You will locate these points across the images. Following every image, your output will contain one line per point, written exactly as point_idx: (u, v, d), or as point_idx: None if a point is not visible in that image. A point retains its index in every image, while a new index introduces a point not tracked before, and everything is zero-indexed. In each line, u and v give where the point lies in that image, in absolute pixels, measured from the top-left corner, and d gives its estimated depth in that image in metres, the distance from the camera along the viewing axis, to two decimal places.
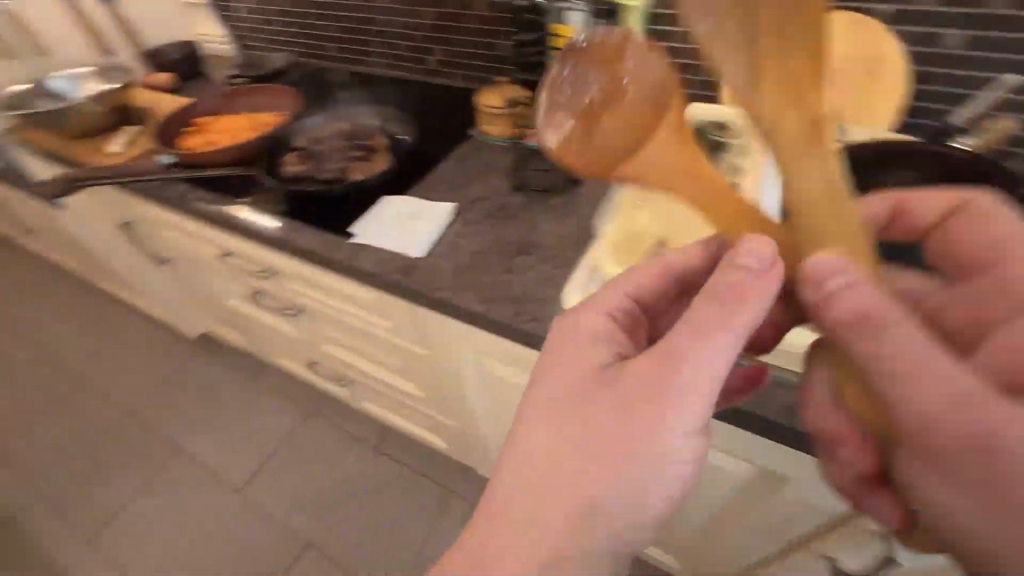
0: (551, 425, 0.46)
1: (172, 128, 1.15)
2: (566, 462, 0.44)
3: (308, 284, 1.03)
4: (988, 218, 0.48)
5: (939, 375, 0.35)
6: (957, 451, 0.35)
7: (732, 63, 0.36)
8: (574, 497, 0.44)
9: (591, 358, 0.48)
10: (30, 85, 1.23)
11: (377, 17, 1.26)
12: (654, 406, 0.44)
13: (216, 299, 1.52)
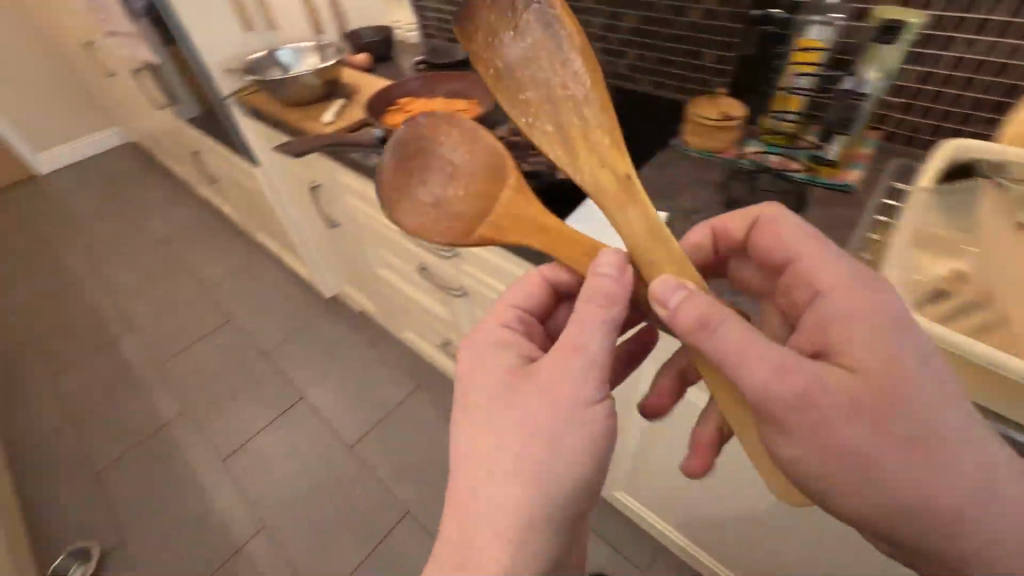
0: (477, 433, 0.54)
1: (380, 106, 1.24)
2: (506, 441, 0.53)
3: (487, 269, 1.06)
4: (775, 224, 0.61)
5: (759, 363, 0.46)
6: (801, 421, 0.46)
7: (552, 148, 0.60)
8: (524, 466, 0.52)
9: (503, 358, 0.59)
10: (265, 54, 1.40)
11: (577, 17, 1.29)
12: (566, 398, 0.53)
13: (368, 266, 1.63)
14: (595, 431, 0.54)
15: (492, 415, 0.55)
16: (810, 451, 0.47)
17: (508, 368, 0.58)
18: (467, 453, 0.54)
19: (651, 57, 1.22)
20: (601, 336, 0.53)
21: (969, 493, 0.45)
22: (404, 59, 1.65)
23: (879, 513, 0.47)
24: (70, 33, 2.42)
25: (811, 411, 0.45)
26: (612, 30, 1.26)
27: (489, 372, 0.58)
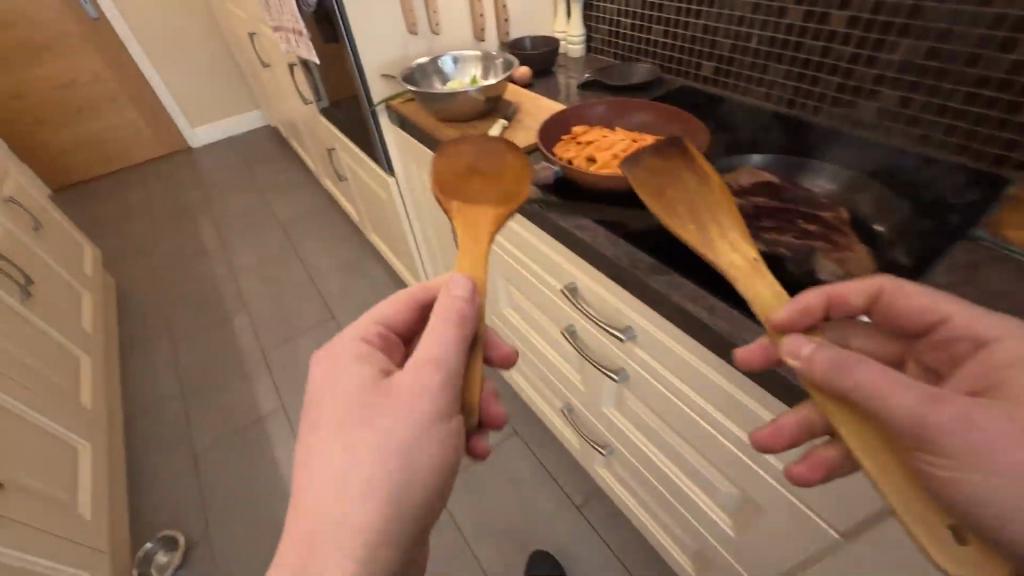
0: (322, 453, 0.54)
1: (552, 134, 1.05)
2: (350, 453, 0.54)
3: (667, 361, 0.83)
4: (909, 292, 0.58)
5: (906, 389, 0.42)
6: (974, 448, 0.42)
7: (685, 217, 0.64)
8: (361, 479, 0.53)
9: (360, 372, 0.60)
10: (428, 61, 1.26)
11: (811, 44, 1.02)
12: (419, 409, 0.55)
13: (488, 301, 1.48)
14: (450, 442, 0.56)
15: (342, 434, 0.55)
16: (988, 474, 0.42)
17: (367, 381, 0.59)
18: (315, 479, 0.54)
19: (923, 102, 0.91)
20: (433, 345, 0.57)
21: None
22: (563, 76, 1.46)
23: None
24: (238, 21, 2.56)
25: (973, 434, 0.42)
26: (866, 62, 0.96)
27: (351, 388, 0.58)
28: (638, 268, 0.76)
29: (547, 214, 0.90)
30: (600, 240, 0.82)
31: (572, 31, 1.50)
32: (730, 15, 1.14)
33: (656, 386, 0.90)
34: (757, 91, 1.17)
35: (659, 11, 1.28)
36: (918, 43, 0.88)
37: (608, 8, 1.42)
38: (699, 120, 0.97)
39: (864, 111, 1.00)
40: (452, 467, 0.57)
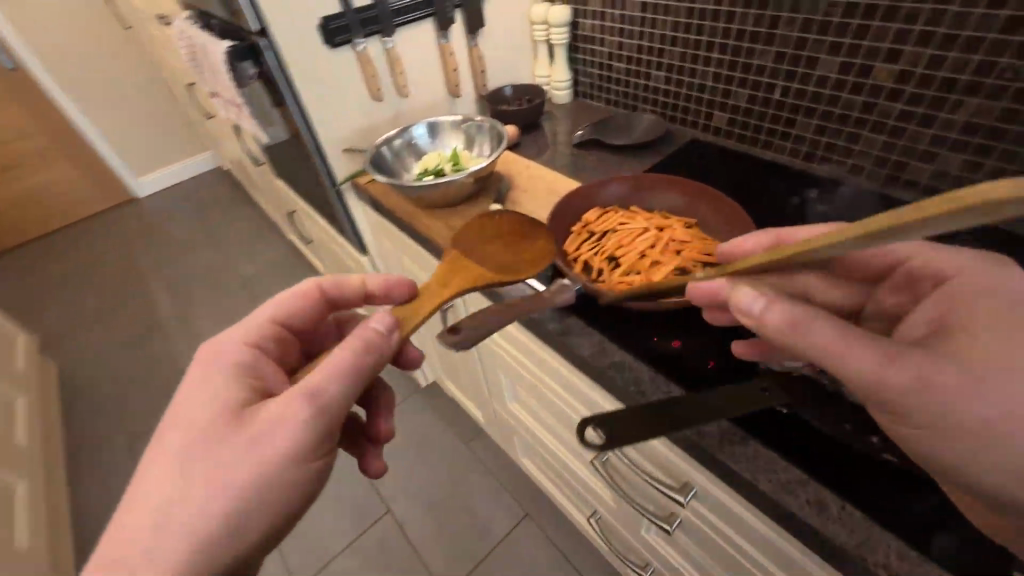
0: (151, 479, 0.48)
1: (559, 226, 0.87)
2: (186, 484, 0.48)
3: (742, 531, 0.66)
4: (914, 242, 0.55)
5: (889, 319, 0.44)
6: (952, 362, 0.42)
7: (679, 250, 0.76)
8: (186, 517, 0.47)
9: (230, 390, 0.54)
10: (396, 137, 1.08)
11: (848, 99, 0.89)
12: (277, 450, 0.50)
13: (489, 390, 1.29)
14: (297, 487, 0.52)
15: (179, 462, 0.48)
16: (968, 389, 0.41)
17: (230, 406, 0.52)
18: (136, 507, 0.47)
19: (994, 168, 0.78)
20: (316, 377, 0.52)
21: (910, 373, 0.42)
22: (552, 129, 1.29)
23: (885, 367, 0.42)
24: (173, 69, 2.30)
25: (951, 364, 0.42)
26: (919, 121, 0.82)
27: (209, 413, 0.51)
28: (708, 434, 0.59)
29: (572, 343, 0.72)
30: (648, 386, 0.65)
31: (557, 77, 1.33)
32: (746, 63, 0.99)
33: (724, 547, 0.72)
34: (783, 145, 1.03)
35: (658, 56, 1.13)
36: (988, 103, 0.74)
37: (596, 51, 1.26)
38: (735, 204, 0.82)
39: (916, 173, 0.86)
40: (294, 506, 0.53)
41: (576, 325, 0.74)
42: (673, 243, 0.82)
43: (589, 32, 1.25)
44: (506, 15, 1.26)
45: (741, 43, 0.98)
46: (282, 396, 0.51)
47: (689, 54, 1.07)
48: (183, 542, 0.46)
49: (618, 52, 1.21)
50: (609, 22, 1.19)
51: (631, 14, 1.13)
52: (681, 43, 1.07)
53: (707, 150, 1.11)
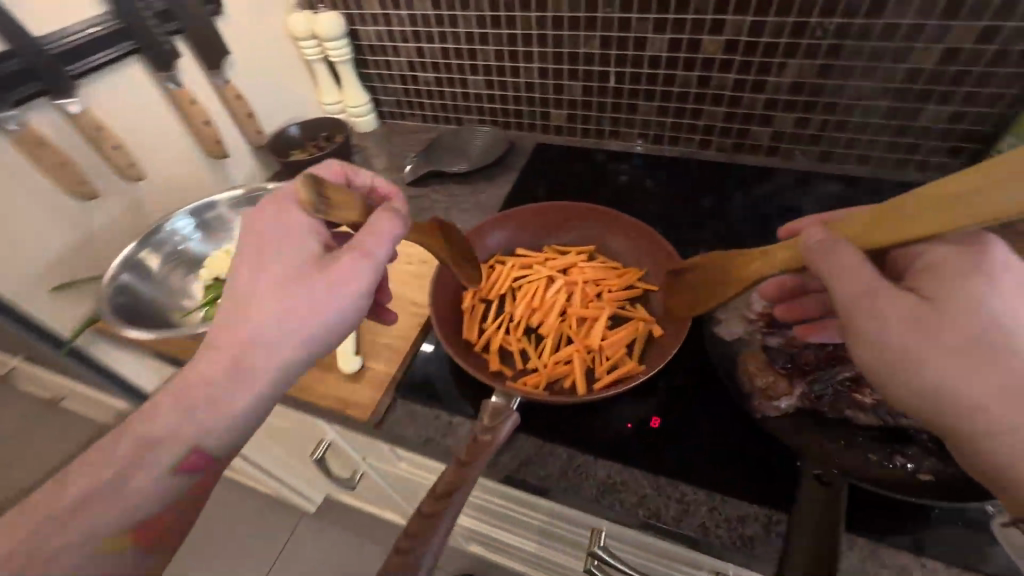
0: (238, 299, 0.45)
1: (450, 308, 0.65)
2: (253, 325, 0.45)
3: None
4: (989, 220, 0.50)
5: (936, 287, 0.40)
6: (909, 324, 0.40)
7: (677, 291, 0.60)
8: (253, 359, 0.44)
9: (286, 243, 0.47)
10: (143, 250, 0.71)
11: (684, 75, 0.84)
12: (340, 300, 0.46)
13: (406, 509, 1.01)
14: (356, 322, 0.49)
15: (259, 293, 0.45)
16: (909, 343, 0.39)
17: (305, 254, 0.47)
18: (224, 329, 0.45)
19: (821, 120, 0.82)
20: (379, 247, 0.47)
21: (873, 316, 0.41)
22: (370, 167, 1.02)
23: (854, 303, 0.41)
24: None
25: (915, 325, 0.39)
26: (752, 88, 0.82)
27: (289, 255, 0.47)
28: (755, 539, 0.47)
29: (540, 476, 0.53)
30: (658, 502, 0.50)
31: (351, 100, 1.06)
32: (572, 53, 0.89)
33: None
34: (630, 132, 0.97)
35: (471, 58, 0.95)
36: (808, 63, 0.76)
37: (391, 62, 1.02)
38: (632, 218, 0.70)
39: (757, 137, 0.88)
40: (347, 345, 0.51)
41: (535, 452, 0.54)
42: (587, 284, 0.67)
43: (375, 41, 0.99)
44: (254, 34, 0.93)
45: (561, 32, 0.86)
46: (350, 260, 0.46)
47: (507, 51, 0.92)
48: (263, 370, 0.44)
49: (419, 60, 0.99)
50: (396, 26, 0.95)
51: (422, 14, 0.92)
52: (493, 40, 0.91)
53: (558, 154, 0.99)
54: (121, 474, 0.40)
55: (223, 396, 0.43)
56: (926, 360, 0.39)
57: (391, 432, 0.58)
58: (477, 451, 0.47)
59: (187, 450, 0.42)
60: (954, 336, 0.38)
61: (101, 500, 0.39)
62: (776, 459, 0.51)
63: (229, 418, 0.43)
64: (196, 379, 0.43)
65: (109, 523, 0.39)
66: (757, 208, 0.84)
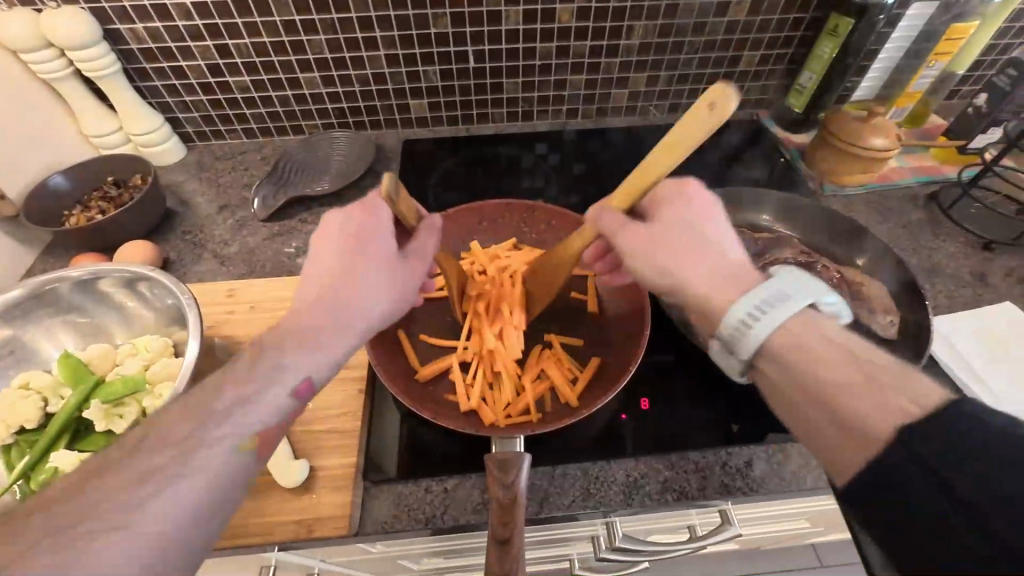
0: (317, 267, 0.44)
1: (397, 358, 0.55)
2: (319, 309, 0.41)
3: (779, 513, 0.64)
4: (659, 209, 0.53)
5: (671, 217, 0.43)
6: (656, 250, 0.42)
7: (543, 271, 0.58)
8: (312, 340, 0.40)
9: (347, 235, 0.44)
10: None
11: (544, 47, 0.82)
12: (394, 291, 0.45)
13: None
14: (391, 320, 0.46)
15: (338, 260, 0.43)
16: (663, 263, 0.41)
17: (366, 245, 0.44)
18: (312, 287, 0.43)
19: (667, 77, 0.88)
20: (427, 247, 0.47)
21: (641, 247, 0.43)
22: (196, 208, 0.79)
23: (629, 246, 0.44)
24: None
25: (660, 248, 0.42)
26: (607, 53, 0.84)
27: (359, 217, 0.45)
28: (762, 475, 0.51)
29: (565, 504, 0.50)
30: (678, 480, 0.51)
31: (133, 126, 0.79)
32: (422, 35, 0.78)
33: (752, 529, 0.70)
34: (499, 113, 0.92)
35: (298, 52, 0.78)
36: (652, 23, 0.80)
37: (183, 68, 0.77)
38: (549, 205, 0.67)
39: (617, 98, 0.91)
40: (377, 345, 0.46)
41: (549, 484, 0.51)
42: None
43: (149, 41, 0.74)
44: None
45: (404, 11, 0.75)
46: (422, 229, 0.47)
47: (342, 40, 0.77)
48: (320, 356, 0.40)
49: (224, 61, 0.77)
50: (178, 20, 0.72)
51: (213, 1, 0.71)
52: (323, 28, 0.75)
53: (431, 149, 0.89)
54: (253, 386, 0.37)
55: (329, 340, 0.40)
56: (655, 262, 0.42)
57: (380, 531, 0.48)
58: (511, 517, 0.41)
59: (303, 379, 0.39)
60: (661, 234, 0.42)
61: (237, 408, 0.36)
62: (746, 399, 0.56)
63: (337, 358, 0.40)
64: (299, 318, 0.41)
65: (241, 427, 0.35)
66: (638, 163, 0.87)
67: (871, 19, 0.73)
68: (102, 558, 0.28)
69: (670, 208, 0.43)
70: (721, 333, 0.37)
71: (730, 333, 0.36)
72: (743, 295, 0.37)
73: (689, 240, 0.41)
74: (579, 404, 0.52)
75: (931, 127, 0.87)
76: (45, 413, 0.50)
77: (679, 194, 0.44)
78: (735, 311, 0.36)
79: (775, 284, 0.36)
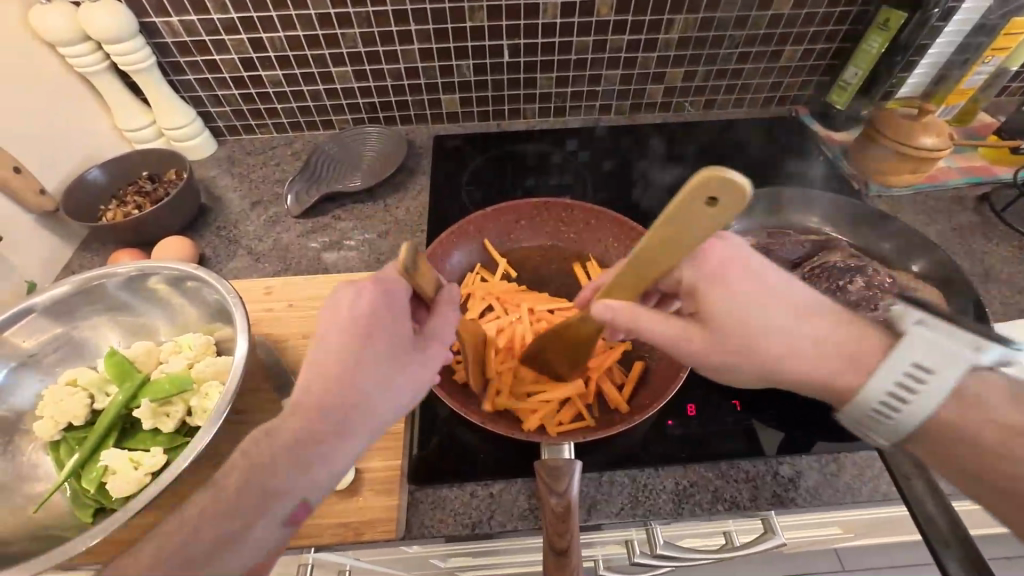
0: (320, 353, 0.37)
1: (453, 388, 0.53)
2: (312, 415, 0.35)
3: (825, 522, 0.62)
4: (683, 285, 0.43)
5: (728, 312, 0.38)
6: (732, 359, 0.39)
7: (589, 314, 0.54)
8: (301, 462, 0.34)
9: (354, 320, 0.37)
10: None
11: (581, 40, 0.80)
12: (404, 389, 0.38)
13: None
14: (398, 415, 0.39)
15: (341, 349, 0.37)
16: (742, 370, 0.39)
17: (376, 332, 0.38)
18: (313, 381, 0.36)
19: (705, 72, 0.86)
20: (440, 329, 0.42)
21: (721, 355, 0.39)
22: (229, 203, 0.78)
23: (706, 360, 0.40)
24: None
25: (734, 352, 0.39)
26: (645, 48, 0.82)
27: (374, 297, 0.38)
28: (815, 486, 0.50)
29: (612, 512, 0.49)
30: (728, 491, 0.50)
31: (167, 120, 0.79)
32: (457, 29, 0.77)
33: (795, 540, 0.68)
34: (531, 108, 0.90)
35: (332, 46, 0.77)
36: (693, 17, 0.78)
37: (217, 62, 0.77)
38: (588, 204, 0.65)
39: (652, 93, 0.89)
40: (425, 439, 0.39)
41: (600, 491, 0.50)
42: None
43: (183, 35, 0.73)
44: None
45: (441, 4, 0.74)
46: (438, 304, 0.42)
47: (377, 33, 0.76)
48: (316, 475, 0.35)
49: (259, 56, 0.77)
50: (214, 14, 0.71)
51: None
52: (358, 22, 0.74)
53: (462, 145, 0.87)
54: (240, 521, 0.33)
55: (327, 454, 0.35)
56: (750, 367, 0.39)
57: (426, 536, 0.47)
58: (564, 527, 0.40)
59: (299, 503, 0.34)
60: (728, 336, 0.38)
61: (224, 547, 0.32)
62: (795, 408, 0.54)
63: (335, 478, 0.35)
64: (294, 426, 0.35)
65: (227, 571, 0.32)
66: (674, 161, 0.85)
67: (926, 12, 0.72)
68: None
69: (716, 298, 0.39)
70: (855, 411, 0.36)
71: (872, 411, 0.35)
72: (879, 362, 0.35)
73: (764, 336, 0.37)
74: (630, 411, 0.51)
75: (980, 125, 0.84)
76: (93, 409, 0.50)
77: (715, 280, 0.39)
78: (876, 386, 0.35)
79: (911, 352, 0.34)
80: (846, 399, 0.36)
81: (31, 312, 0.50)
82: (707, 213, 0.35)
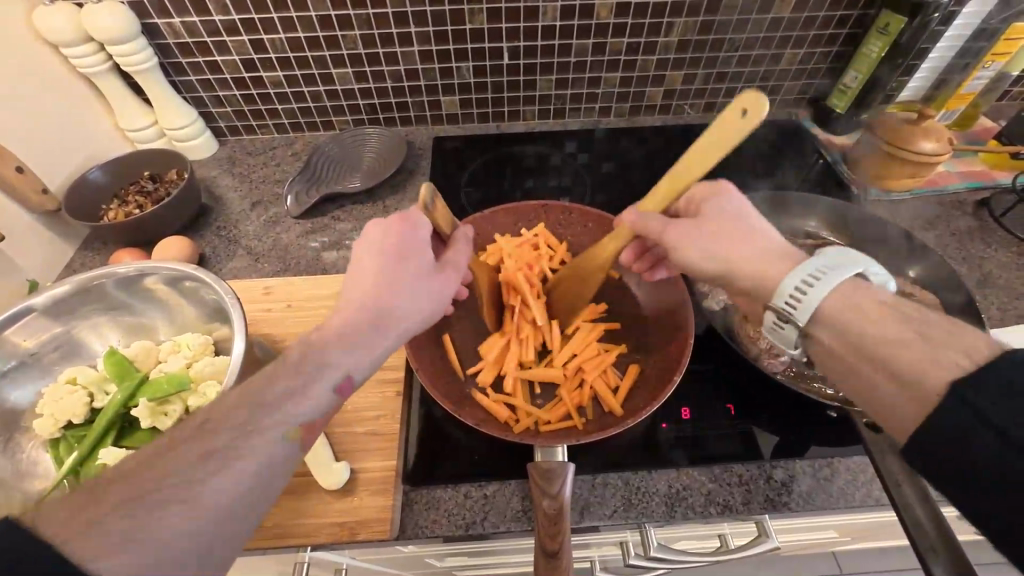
0: (360, 272, 0.43)
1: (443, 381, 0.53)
2: (354, 311, 0.41)
3: (820, 525, 0.62)
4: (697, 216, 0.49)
5: (718, 215, 0.45)
6: (707, 248, 0.44)
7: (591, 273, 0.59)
8: (346, 343, 0.39)
9: (386, 243, 0.43)
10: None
11: (580, 42, 0.80)
12: (425, 301, 0.44)
13: None
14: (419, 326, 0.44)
15: (376, 267, 0.43)
16: (708, 254, 0.44)
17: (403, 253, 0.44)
18: (355, 294, 0.42)
19: (704, 75, 0.86)
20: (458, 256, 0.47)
21: (700, 237, 0.44)
22: (229, 202, 0.79)
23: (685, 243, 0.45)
24: None
25: (714, 239, 0.44)
26: (644, 51, 0.82)
27: (402, 227, 0.44)
28: (808, 490, 0.50)
29: (605, 514, 0.49)
30: (722, 494, 0.50)
31: (168, 120, 0.79)
32: (457, 31, 0.77)
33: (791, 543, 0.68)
34: (531, 110, 0.90)
35: (333, 47, 0.77)
36: (692, 20, 0.78)
37: (218, 62, 0.77)
38: (587, 207, 0.66)
39: (652, 96, 0.89)
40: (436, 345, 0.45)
41: (597, 493, 0.50)
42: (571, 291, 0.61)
43: (185, 36, 0.74)
44: None
45: (441, 7, 0.74)
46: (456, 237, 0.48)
47: (377, 35, 0.76)
48: (358, 356, 0.40)
49: (260, 57, 0.77)
50: (215, 15, 0.72)
51: None
52: (358, 24, 0.75)
53: (462, 147, 0.87)
54: (300, 379, 0.37)
55: (366, 343, 0.40)
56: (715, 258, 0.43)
57: (421, 536, 0.47)
58: (557, 528, 0.40)
59: (344, 375, 0.39)
60: (710, 225, 0.44)
61: (290, 398, 0.35)
62: (790, 413, 0.54)
63: (374, 364, 0.41)
64: (343, 320, 0.40)
65: (290, 417, 0.35)
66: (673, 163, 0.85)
67: (927, 16, 0.70)
68: (163, 527, 0.28)
69: (713, 204, 0.46)
70: (776, 297, 0.39)
71: (784, 299, 0.38)
72: (787, 273, 0.40)
73: (741, 240, 0.43)
74: (624, 413, 0.52)
75: (981, 129, 0.84)
76: (93, 408, 0.50)
77: (721, 194, 0.46)
78: (790, 277, 0.39)
79: (821, 259, 0.39)
80: (773, 289, 0.40)
81: (33, 310, 0.51)
82: (737, 125, 0.41)
